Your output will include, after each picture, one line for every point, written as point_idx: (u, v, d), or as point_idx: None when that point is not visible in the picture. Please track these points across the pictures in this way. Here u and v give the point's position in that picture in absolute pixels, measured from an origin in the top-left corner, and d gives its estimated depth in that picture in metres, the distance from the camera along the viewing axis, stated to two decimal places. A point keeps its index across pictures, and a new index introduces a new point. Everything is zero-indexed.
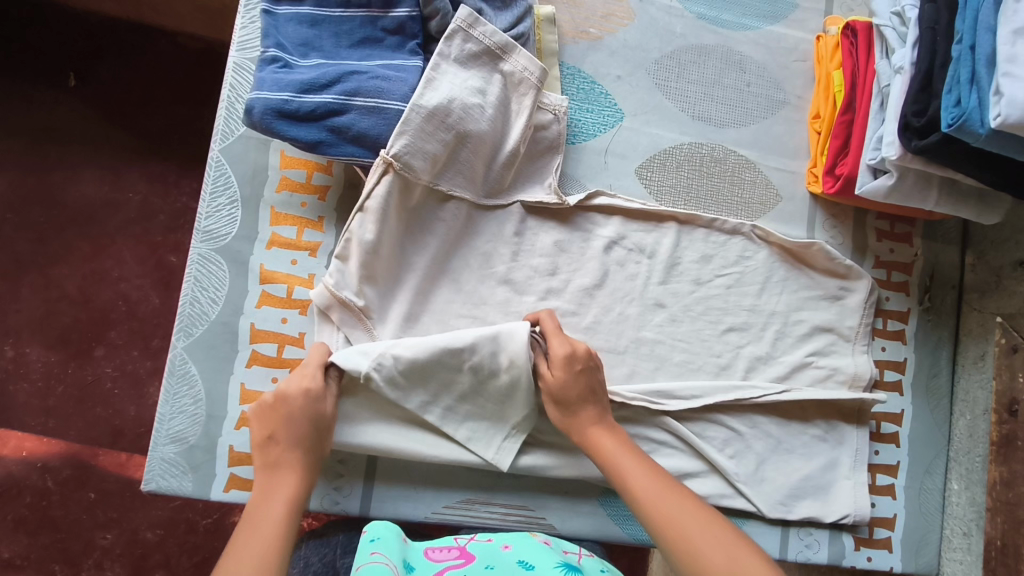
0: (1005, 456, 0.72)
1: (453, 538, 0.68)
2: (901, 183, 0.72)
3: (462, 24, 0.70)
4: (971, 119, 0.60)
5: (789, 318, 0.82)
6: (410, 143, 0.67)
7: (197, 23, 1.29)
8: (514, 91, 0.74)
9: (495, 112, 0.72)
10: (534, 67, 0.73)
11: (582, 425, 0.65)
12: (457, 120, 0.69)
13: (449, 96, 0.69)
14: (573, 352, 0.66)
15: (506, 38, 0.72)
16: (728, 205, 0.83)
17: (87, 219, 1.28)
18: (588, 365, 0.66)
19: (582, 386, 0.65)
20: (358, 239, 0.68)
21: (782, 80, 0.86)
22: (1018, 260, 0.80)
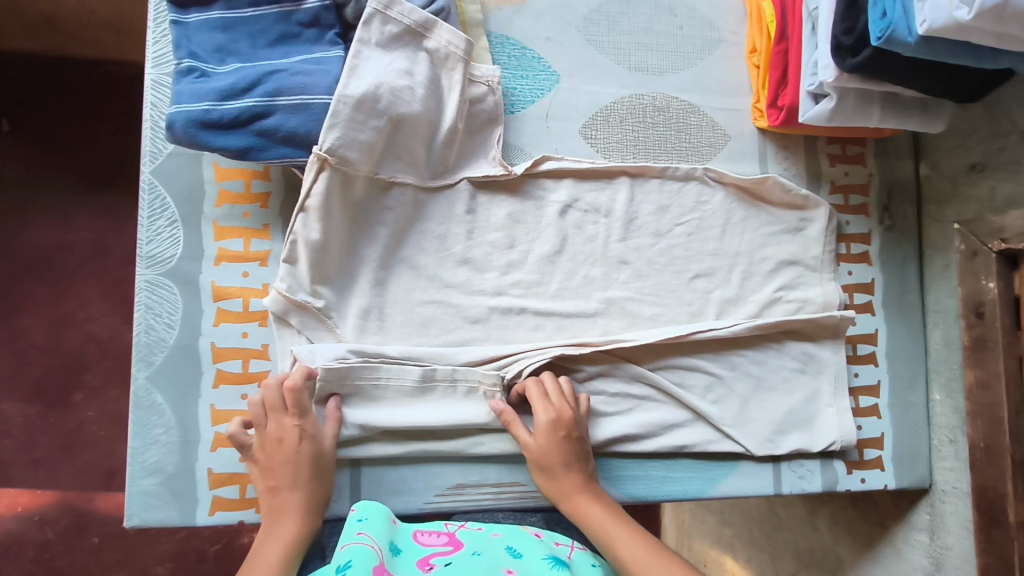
0: (977, 359, 0.72)
1: (444, 523, 0.67)
2: (843, 104, 0.70)
3: (378, 6, 0.68)
4: (899, 27, 0.60)
5: (754, 257, 0.82)
6: (343, 135, 0.66)
7: (119, 46, 1.25)
8: (443, 68, 0.71)
9: (426, 94, 0.70)
10: (459, 40, 0.71)
11: (568, 491, 0.67)
12: (388, 105, 0.67)
13: (375, 81, 0.67)
14: (556, 420, 0.68)
15: (425, 14, 0.70)
16: (678, 153, 0.82)
17: (44, 264, 1.24)
18: (571, 431, 0.68)
19: (566, 452, 0.67)
20: (304, 238, 0.68)
21: (715, 19, 0.84)
22: (971, 163, 0.80)
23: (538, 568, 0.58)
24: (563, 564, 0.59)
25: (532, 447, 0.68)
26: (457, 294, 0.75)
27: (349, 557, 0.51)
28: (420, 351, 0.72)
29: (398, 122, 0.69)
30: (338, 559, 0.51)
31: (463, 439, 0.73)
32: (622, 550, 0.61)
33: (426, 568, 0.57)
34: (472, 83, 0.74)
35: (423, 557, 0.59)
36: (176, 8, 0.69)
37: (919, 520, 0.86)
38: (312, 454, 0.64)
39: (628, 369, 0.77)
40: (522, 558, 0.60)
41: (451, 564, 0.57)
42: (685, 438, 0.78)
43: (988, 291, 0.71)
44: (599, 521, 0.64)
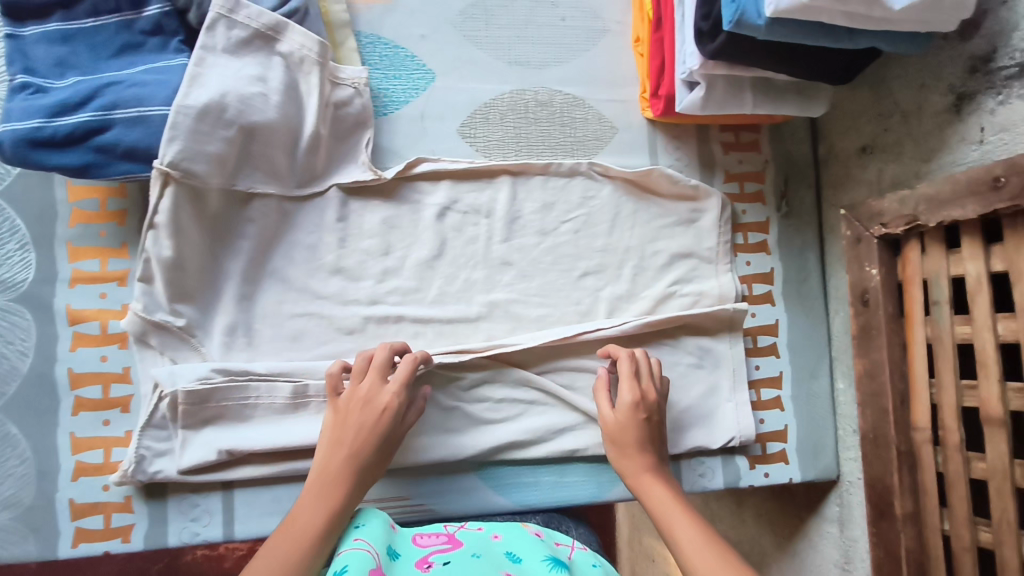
0: (863, 348, 0.70)
1: (442, 525, 0.68)
2: (712, 93, 0.68)
3: (221, 11, 0.65)
4: (749, 10, 0.57)
5: (645, 253, 0.80)
6: (185, 148, 0.63)
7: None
8: (299, 73, 0.69)
9: (282, 100, 0.67)
10: (312, 43, 0.68)
11: (634, 471, 0.65)
12: (237, 113, 0.64)
13: (220, 90, 0.64)
14: (639, 400, 0.68)
15: (276, 16, 0.67)
16: (563, 148, 0.79)
17: None
18: (651, 415, 0.68)
19: (644, 434, 0.67)
20: (157, 257, 0.65)
21: (598, 8, 0.81)
22: (861, 145, 0.77)
23: (538, 570, 0.59)
24: (563, 564, 0.60)
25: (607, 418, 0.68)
26: (331, 305, 0.73)
27: (345, 562, 0.55)
28: (291, 366, 0.71)
29: (251, 130, 0.66)
30: (337, 563, 0.55)
31: None
32: (678, 523, 0.60)
33: (425, 567, 0.59)
34: (337, 86, 0.71)
35: (421, 558, 0.60)
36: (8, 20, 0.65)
37: (831, 512, 0.84)
38: (394, 422, 0.64)
39: (514, 372, 0.75)
40: (521, 562, 0.60)
41: (451, 564, 0.59)
42: (577, 440, 0.76)
43: (872, 279, 0.69)
44: (666, 508, 0.62)
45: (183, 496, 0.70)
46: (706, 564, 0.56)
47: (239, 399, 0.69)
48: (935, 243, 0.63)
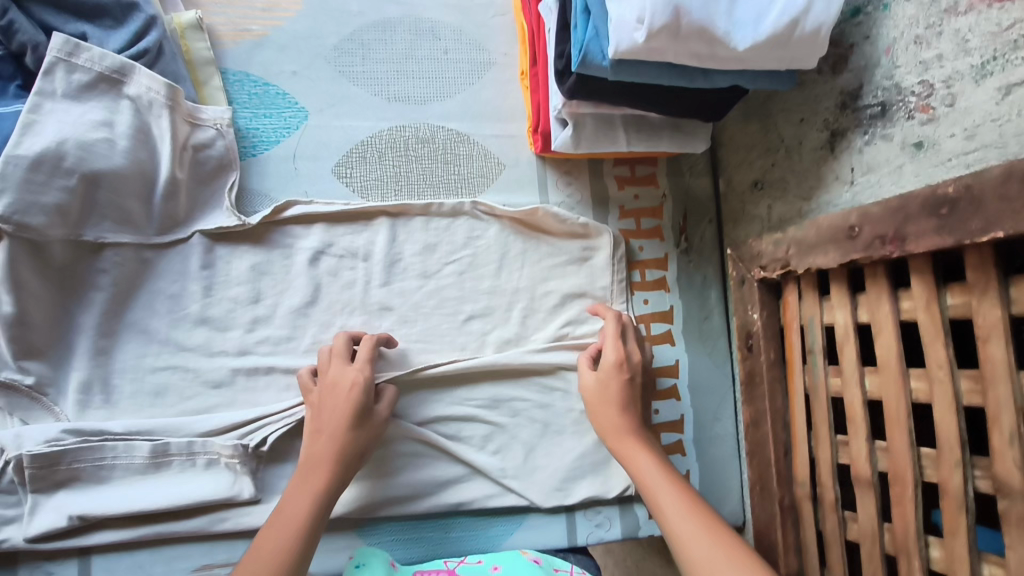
0: (750, 395, 0.67)
1: (444, 561, 0.70)
2: (581, 133, 0.65)
3: (58, 55, 0.62)
4: (592, 51, 0.54)
5: (535, 294, 0.76)
6: (16, 200, 0.60)
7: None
8: (150, 116, 0.65)
9: (130, 145, 0.64)
10: (158, 85, 0.65)
11: (616, 436, 0.64)
12: (77, 162, 0.61)
13: (57, 138, 0.61)
14: (621, 360, 0.68)
15: (121, 58, 0.64)
16: (446, 186, 0.76)
17: None
18: (634, 376, 0.68)
19: (625, 393, 0.66)
20: None
21: (483, 40, 0.79)
22: (753, 180, 0.74)
23: None
24: None
25: (586, 385, 0.68)
26: (196, 358, 0.69)
27: None
28: (150, 424, 0.66)
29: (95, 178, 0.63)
30: None
31: (205, 514, 0.67)
32: (659, 484, 0.59)
33: None
34: (195, 128, 0.68)
35: None
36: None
37: None
38: (365, 399, 0.64)
39: (394, 426, 0.71)
40: None
41: None
42: (461, 493, 0.72)
43: (753, 323, 0.66)
44: (649, 472, 0.60)
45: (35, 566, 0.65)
46: (698, 530, 0.54)
47: (95, 460, 0.65)
48: (809, 288, 0.60)
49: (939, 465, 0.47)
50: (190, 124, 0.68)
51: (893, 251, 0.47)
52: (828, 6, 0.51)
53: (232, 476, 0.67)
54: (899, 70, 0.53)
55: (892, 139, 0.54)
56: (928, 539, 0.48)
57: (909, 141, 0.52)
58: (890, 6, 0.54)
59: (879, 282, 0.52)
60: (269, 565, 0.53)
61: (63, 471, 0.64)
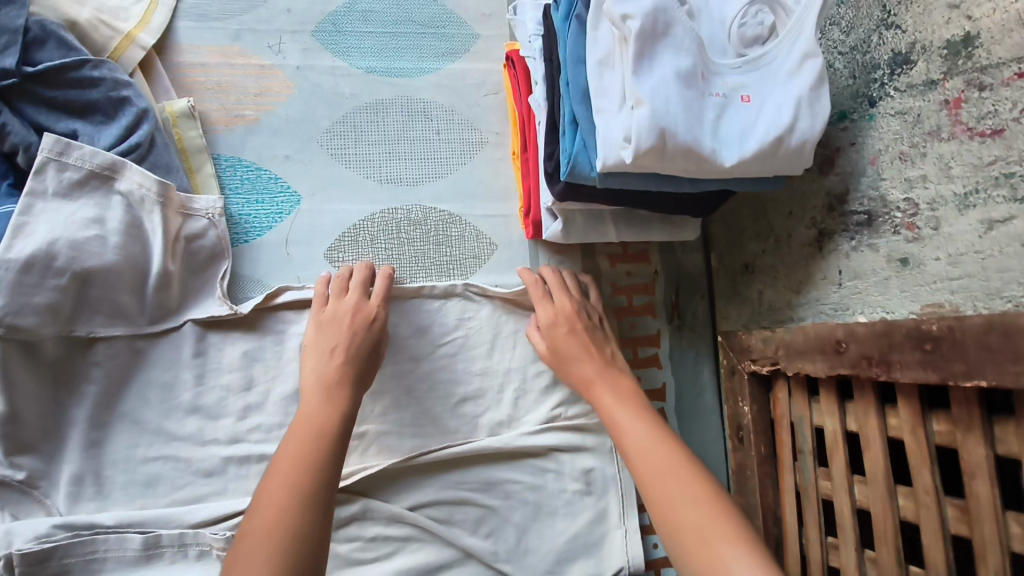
0: (741, 485, 0.67)
1: None
2: (571, 227, 0.66)
3: (50, 154, 0.62)
4: (580, 161, 0.55)
5: (527, 374, 0.77)
6: (7, 303, 0.59)
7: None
8: (140, 210, 0.65)
9: (122, 240, 0.64)
10: (151, 183, 0.65)
11: (582, 377, 0.66)
12: (68, 261, 0.61)
13: (48, 239, 0.61)
14: (569, 313, 0.70)
15: (111, 154, 0.64)
16: (438, 268, 0.76)
17: None
18: (592, 329, 0.70)
19: (579, 340, 0.68)
20: None
21: (475, 119, 0.79)
22: (744, 263, 0.75)
23: None
24: None
25: (545, 320, 0.70)
26: (187, 447, 0.69)
27: None
28: (142, 516, 0.66)
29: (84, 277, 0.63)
30: None
31: None
32: (623, 412, 0.60)
33: None
34: (187, 217, 0.69)
35: None
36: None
37: None
38: (376, 330, 0.67)
39: (385, 512, 0.70)
40: None
41: None
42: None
43: (744, 415, 0.66)
44: (616, 414, 0.60)
45: None
46: (672, 485, 0.51)
47: (86, 556, 0.63)
48: (799, 388, 0.60)
49: None
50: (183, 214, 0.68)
51: (878, 374, 0.48)
52: (813, 121, 0.52)
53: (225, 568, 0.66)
54: (884, 182, 0.54)
55: (878, 250, 0.54)
56: None
57: (895, 257, 0.53)
58: (875, 117, 0.55)
59: (867, 396, 0.52)
60: (276, 500, 0.50)
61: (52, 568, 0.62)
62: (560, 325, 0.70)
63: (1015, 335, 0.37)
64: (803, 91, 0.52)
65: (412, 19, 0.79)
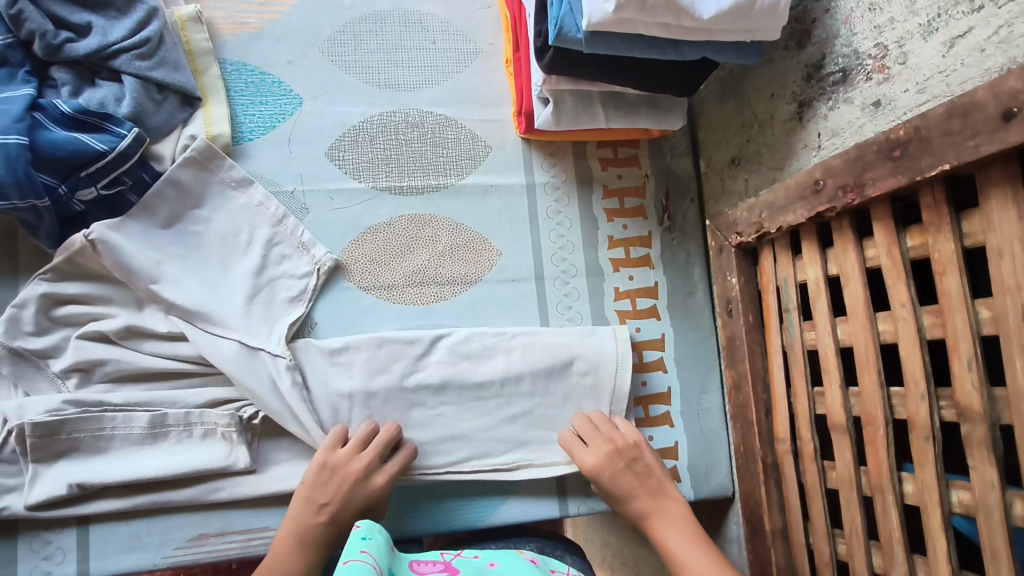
0: (731, 358, 0.70)
1: (438, 553, 0.59)
2: (561, 108, 0.68)
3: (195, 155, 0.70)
4: (567, 25, 0.58)
5: (521, 272, 0.79)
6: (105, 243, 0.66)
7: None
8: (248, 220, 0.73)
9: (227, 245, 0.72)
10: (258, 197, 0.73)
11: (636, 517, 0.67)
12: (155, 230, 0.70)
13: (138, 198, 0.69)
14: (613, 454, 0.70)
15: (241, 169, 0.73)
16: (436, 169, 0.79)
17: None
18: (632, 462, 0.69)
19: (619, 479, 0.68)
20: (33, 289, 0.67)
21: (470, 31, 0.83)
22: (731, 157, 0.78)
23: None
24: None
25: (587, 465, 0.69)
26: None
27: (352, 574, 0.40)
28: (149, 397, 0.68)
29: (178, 249, 0.71)
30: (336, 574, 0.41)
31: (201, 485, 0.68)
32: (684, 550, 0.62)
33: None
34: (292, 253, 0.73)
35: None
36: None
37: (729, 532, 0.81)
38: (371, 495, 0.65)
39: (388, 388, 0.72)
40: None
41: None
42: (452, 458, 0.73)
43: (733, 288, 0.69)
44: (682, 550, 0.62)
45: (34, 534, 0.66)
46: None
47: (94, 431, 0.66)
48: (784, 249, 0.63)
49: (907, 401, 0.49)
50: (293, 250, 0.73)
51: (854, 198, 0.51)
52: None
53: (227, 447, 0.68)
54: (857, 37, 0.57)
55: (853, 102, 0.58)
56: (901, 475, 0.50)
57: (869, 102, 0.56)
58: None
59: (845, 235, 0.55)
60: None
61: (61, 440, 0.65)
62: (605, 470, 0.68)
63: (973, 112, 0.40)
64: None
65: None
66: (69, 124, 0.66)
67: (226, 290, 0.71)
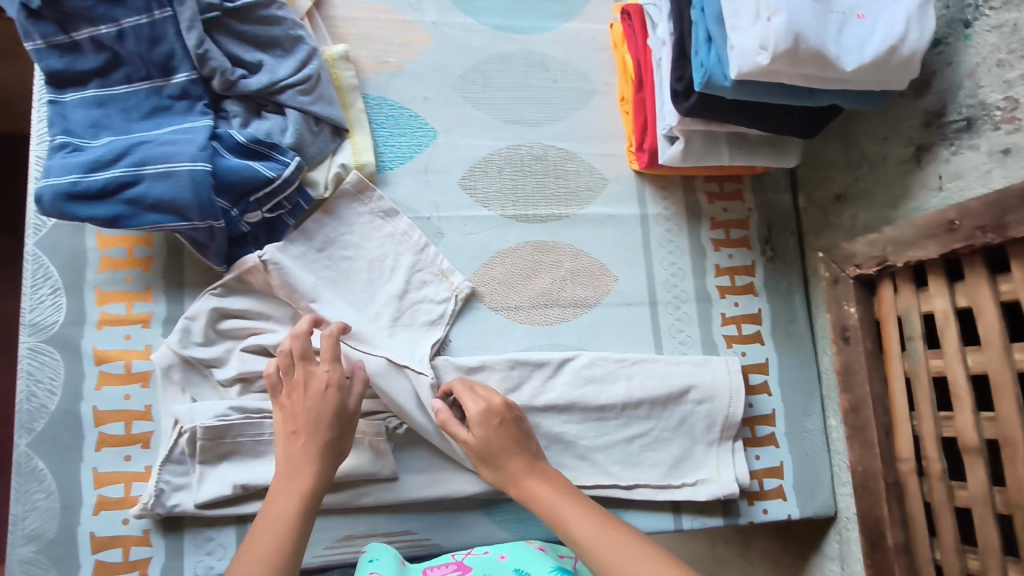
0: (846, 382, 0.74)
1: (452, 555, 0.72)
2: (690, 146, 0.74)
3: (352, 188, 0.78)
4: (715, 73, 0.63)
5: (635, 296, 0.85)
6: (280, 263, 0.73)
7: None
8: (392, 248, 0.79)
9: (373, 272, 0.79)
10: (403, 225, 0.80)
11: (513, 474, 0.68)
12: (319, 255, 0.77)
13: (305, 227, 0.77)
14: (486, 408, 0.70)
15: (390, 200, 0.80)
16: (557, 198, 0.85)
17: None
18: (505, 417, 0.70)
19: (501, 438, 0.69)
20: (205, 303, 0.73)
21: (588, 71, 0.89)
22: (836, 193, 0.83)
23: None
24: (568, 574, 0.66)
25: (472, 411, 0.70)
26: None
27: None
28: None
29: (333, 278, 0.78)
30: None
31: (350, 490, 0.74)
32: (575, 514, 0.64)
33: None
34: (432, 279, 0.79)
35: None
36: (26, 40, 0.69)
37: (830, 549, 0.87)
38: (338, 400, 0.67)
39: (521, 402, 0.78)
40: None
41: None
42: (576, 470, 0.79)
43: (850, 317, 0.73)
44: (569, 518, 0.63)
45: (197, 533, 0.72)
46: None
47: (255, 436, 0.71)
48: (906, 283, 0.68)
49: None
50: (433, 277, 0.80)
51: (994, 238, 0.56)
52: (921, 34, 0.61)
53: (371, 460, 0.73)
54: (982, 89, 0.63)
55: (979, 148, 0.63)
56: None
57: (996, 149, 0.61)
58: (970, 36, 0.64)
59: (977, 271, 0.59)
60: None
61: (227, 443, 0.70)
62: (478, 427, 0.69)
63: None
64: (912, 10, 0.61)
65: None
66: (243, 152, 0.73)
67: (374, 312, 0.77)
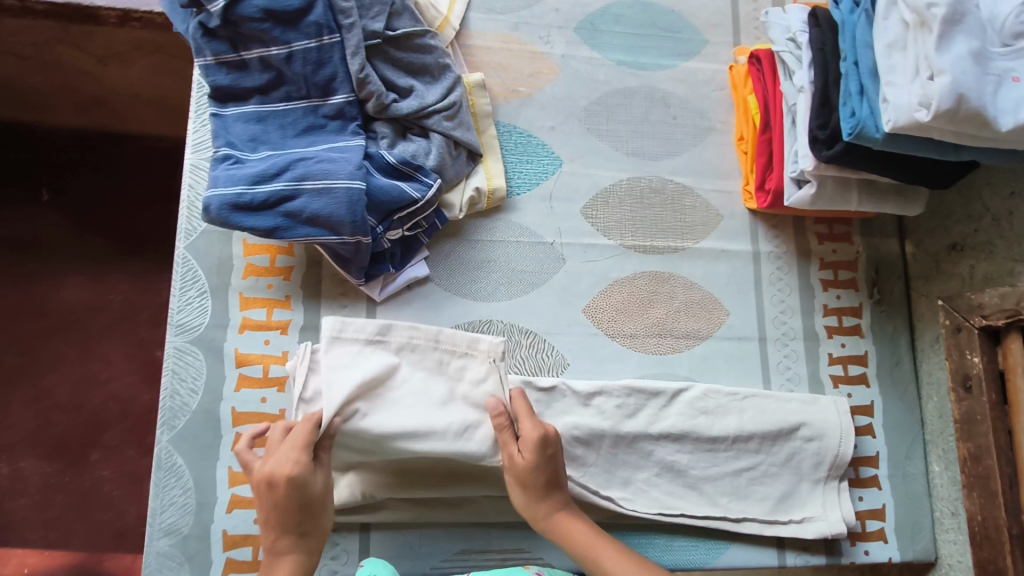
0: (968, 431, 0.75)
1: None
2: (822, 190, 0.78)
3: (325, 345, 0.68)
4: (867, 125, 0.66)
5: (746, 331, 0.86)
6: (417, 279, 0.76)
7: (130, 118, 1.16)
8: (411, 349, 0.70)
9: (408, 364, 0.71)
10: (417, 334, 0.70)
11: (549, 511, 0.68)
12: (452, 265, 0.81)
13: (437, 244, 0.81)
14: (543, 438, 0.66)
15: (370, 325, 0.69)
16: (673, 231, 0.87)
17: (41, 313, 1.12)
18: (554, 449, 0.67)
19: (549, 472, 0.67)
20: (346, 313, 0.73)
21: (706, 109, 0.92)
22: (952, 243, 0.84)
23: None
24: None
25: (534, 437, 0.66)
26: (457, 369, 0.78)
27: None
28: None
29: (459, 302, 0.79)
30: None
31: (469, 505, 0.75)
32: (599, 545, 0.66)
33: None
34: (464, 351, 0.71)
35: None
36: (198, 56, 0.74)
37: None
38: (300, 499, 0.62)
39: (640, 430, 0.78)
40: None
41: None
42: (687, 500, 0.79)
43: (973, 366, 0.75)
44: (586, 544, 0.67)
45: None
46: None
47: None
48: None
49: None
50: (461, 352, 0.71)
51: None
52: None
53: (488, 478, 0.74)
54: None
55: None
56: None
57: None
58: None
59: None
60: None
61: None
62: (527, 455, 0.66)
63: None
64: None
65: (654, 24, 0.93)
66: (390, 172, 0.76)
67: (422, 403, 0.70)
